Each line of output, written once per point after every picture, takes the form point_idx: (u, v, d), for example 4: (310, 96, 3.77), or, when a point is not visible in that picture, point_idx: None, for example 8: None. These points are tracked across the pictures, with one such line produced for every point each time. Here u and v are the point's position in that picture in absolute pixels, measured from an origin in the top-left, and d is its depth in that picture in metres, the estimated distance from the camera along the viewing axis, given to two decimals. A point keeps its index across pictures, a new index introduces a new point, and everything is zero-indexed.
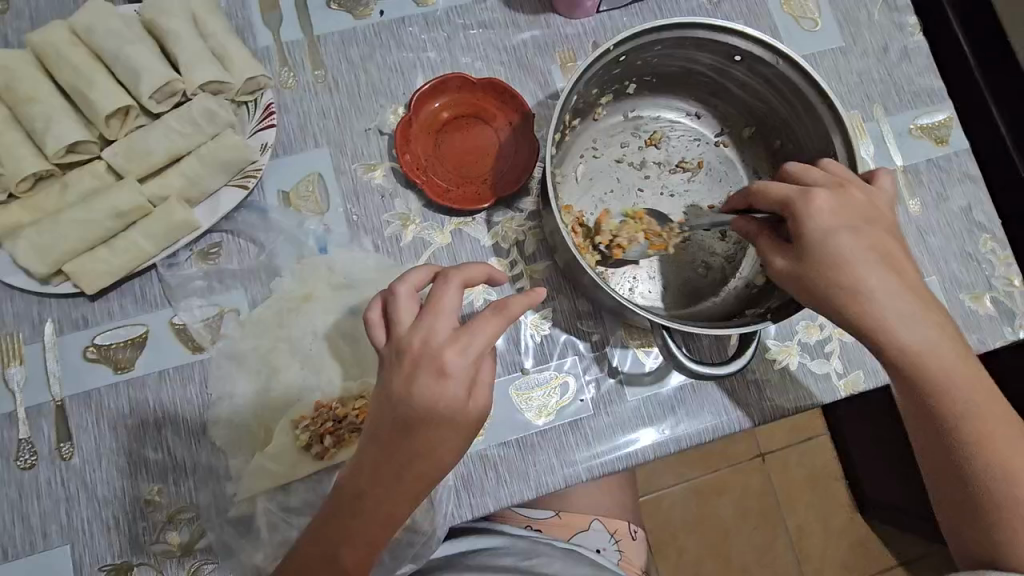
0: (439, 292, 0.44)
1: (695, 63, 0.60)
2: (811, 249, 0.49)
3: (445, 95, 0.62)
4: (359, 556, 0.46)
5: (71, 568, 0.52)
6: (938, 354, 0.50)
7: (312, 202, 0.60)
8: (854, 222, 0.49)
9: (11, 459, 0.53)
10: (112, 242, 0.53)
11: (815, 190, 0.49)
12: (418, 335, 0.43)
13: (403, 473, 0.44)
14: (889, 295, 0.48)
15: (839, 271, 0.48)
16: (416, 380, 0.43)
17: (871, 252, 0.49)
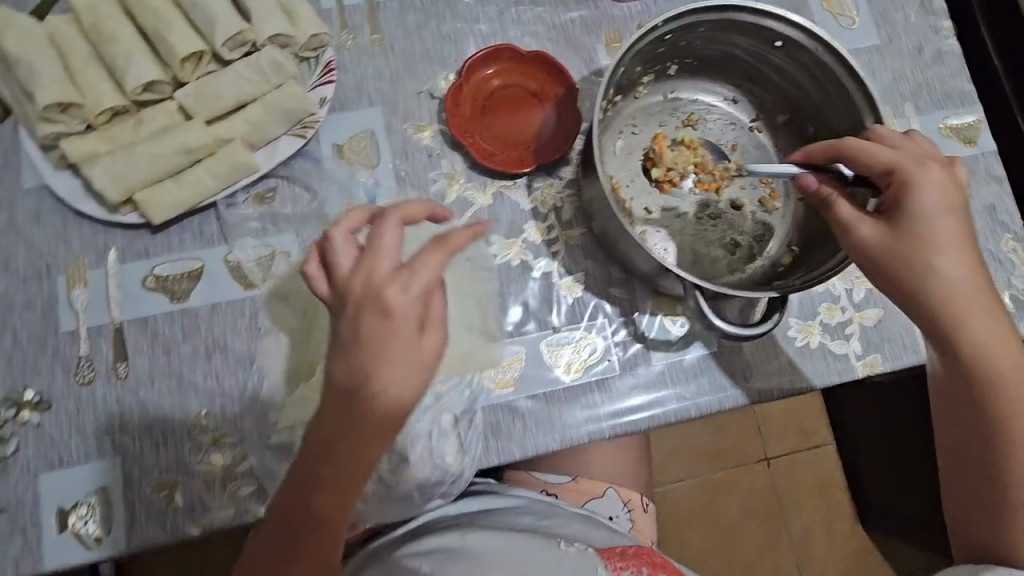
0: (378, 228, 0.41)
1: (735, 49, 0.62)
2: (906, 219, 0.52)
3: (499, 63, 0.65)
4: (335, 504, 0.44)
5: (121, 479, 0.55)
6: (986, 326, 0.54)
7: (364, 156, 0.63)
8: (950, 199, 0.53)
9: (72, 374, 0.57)
10: (179, 176, 0.57)
11: (924, 167, 0.53)
12: (359, 276, 0.40)
13: (356, 424, 0.41)
14: (963, 274, 0.53)
15: (927, 242, 0.52)
16: (359, 324, 0.40)
17: (959, 233, 0.53)
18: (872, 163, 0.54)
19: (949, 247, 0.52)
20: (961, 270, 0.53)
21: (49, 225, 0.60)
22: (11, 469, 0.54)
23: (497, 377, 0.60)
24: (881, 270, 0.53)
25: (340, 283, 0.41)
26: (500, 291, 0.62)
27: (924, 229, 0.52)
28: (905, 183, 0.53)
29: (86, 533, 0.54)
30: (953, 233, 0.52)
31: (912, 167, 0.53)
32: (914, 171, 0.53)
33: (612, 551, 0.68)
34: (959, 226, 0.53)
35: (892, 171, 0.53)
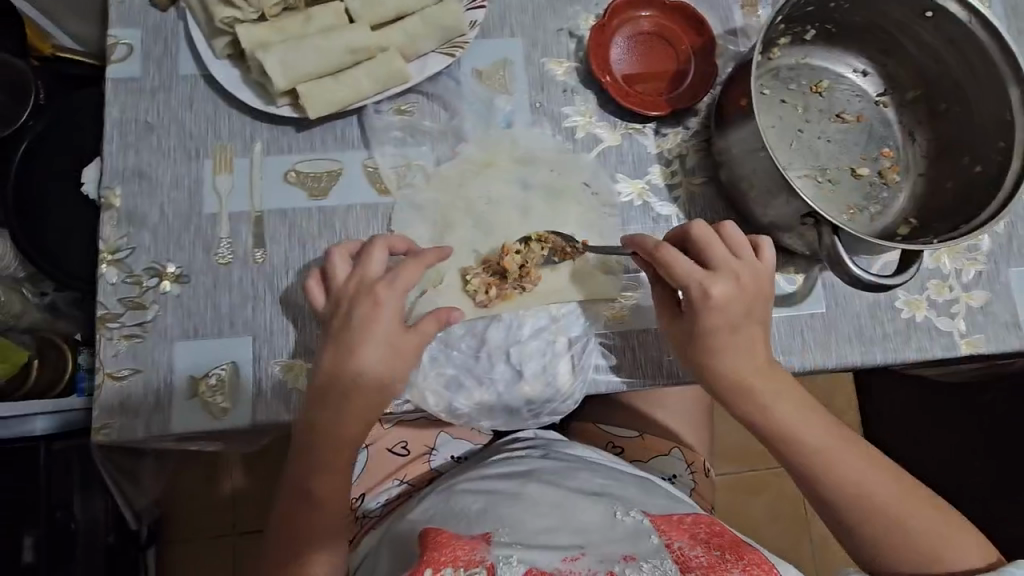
0: (366, 255, 0.54)
1: (882, 15, 0.64)
2: (698, 332, 0.55)
3: (652, 9, 0.66)
4: (327, 487, 0.55)
5: (249, 356, 0.57)
6: (849, 461, 0.56)
7: (502, 82, 0.65)
8: (733, 317, 0.55)
9: (212, 253, 0.59)
10: (340, 75, 0.60)
11: (714, 276, 0.55)
12: (354, 279, 0.54)
13: (343, 406, 0.52)
14: (740, 355, 0.55)
15: (740, 383, 0.56)
16: (354, 315, 0.53)
17: (746, 312, 0.55)
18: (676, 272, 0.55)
19: (779, 395, 0.56)
20: (811, 425, 0.57)
21: (200, 112, 0.62)
22: (150, 333, 0.57)
23: (612, 308, 0.61)
24: (726, 398, 0.57)
25: (335, 293, 0.54)
26: (622, 227, 0.64)
27: (752, 377, 0.56)
28: (704, 299, 0.54)
29: (215, 402, 0.56)
30: (781, 383, 0.56)
31: (741, 312, 0.55)
32: (723, 284, 0.54)
33: (672, 520, 0.56)
34: (786, 377, 0.57)
35: (708, 285, 0.54)
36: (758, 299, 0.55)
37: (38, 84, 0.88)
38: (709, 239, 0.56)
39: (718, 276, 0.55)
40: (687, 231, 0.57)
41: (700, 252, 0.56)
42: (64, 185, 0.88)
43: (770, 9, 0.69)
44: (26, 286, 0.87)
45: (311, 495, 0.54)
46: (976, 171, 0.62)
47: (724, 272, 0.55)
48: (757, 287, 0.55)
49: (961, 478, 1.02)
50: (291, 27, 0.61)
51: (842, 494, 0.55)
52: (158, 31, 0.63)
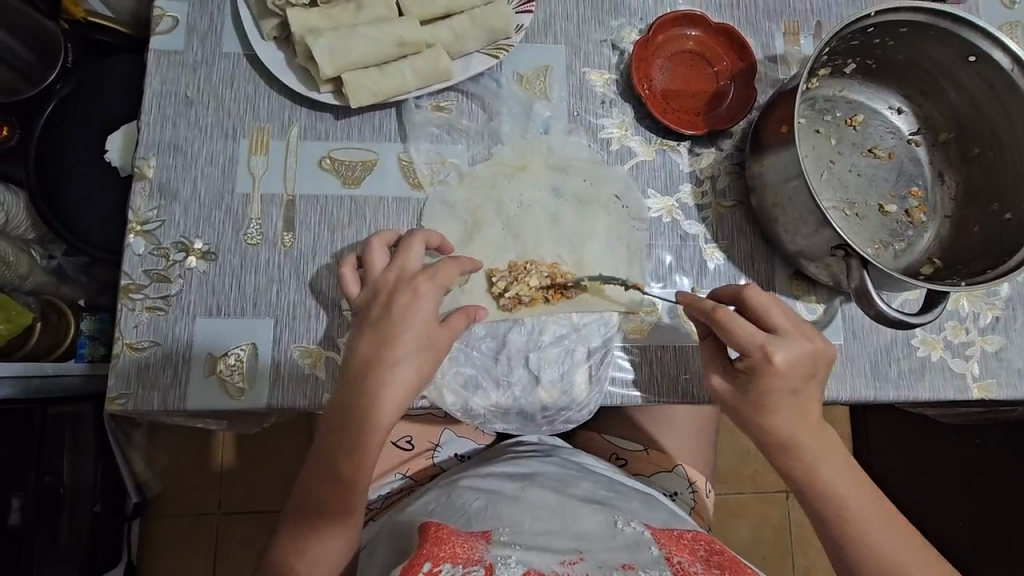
0: (406, 247, 0.55)
1: (924, 55, 0.64)
2: (756, 391, 0.54)
3: (700, 29, 0.67)
4: (349, 471, 0.53)
5: (269, 338, 0.57)
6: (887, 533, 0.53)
7: (541, 88, 0.66)
8: (791, 381, 0.53)
9: (241, 232, 0.59)
10: (384, 67, 0.61)
11: (774, 341, 0.53)
12: (394, 271, 0.55)
13: (365, 389, 0.52)
14: (789, 403, 0.54)
15: (791, 442, 0.55)
16: (394, 303, 0.54)
17: (802, 375, 0.54)
18: (735, 334, 0.53)
19: (826, 459, 0.55)
20: (858, 496, 0.54)
21: (240, 91, 0.62)
22: (172, 306, 0.57)
23: (633, 321, 0.61)
24: (773, 457, 0.56)
25: (375, 281, 0.55)
26: (649, 242, 0.64)
27: (803, 438, 0.55)
28: (765, 363, 0.53)
29: (231, 382, 0.56)
30: (832, 448, 0.55)
31: (804, 374, 0.54)
32: (785, 349, 0.53)
33: (671, 535, 0.53)
34: (838, 443, 0.56)
35: (770, 348, 0.53)
36: (819, 362, 0.54)
37: (69, 47, 0.88)
38: (770, 305, 0.55)
39: (777, 343, 0.53)
40: (742, 295, 0.55)
41: (758, 320, 0.55)
42: (85, 150, 0.87)
43: (811, 40, 0.70)
44: (34, 247, 0.86)
45: (332, 487, 0.54)
46: (1004, 218, 0.62)
47: (784, 337, 0.53)
48: (819, 349, 0.54)
49: (951, 518, 1.03)
50: (341, 15, 0.62)
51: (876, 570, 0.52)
52: (203, 7, 0.63)
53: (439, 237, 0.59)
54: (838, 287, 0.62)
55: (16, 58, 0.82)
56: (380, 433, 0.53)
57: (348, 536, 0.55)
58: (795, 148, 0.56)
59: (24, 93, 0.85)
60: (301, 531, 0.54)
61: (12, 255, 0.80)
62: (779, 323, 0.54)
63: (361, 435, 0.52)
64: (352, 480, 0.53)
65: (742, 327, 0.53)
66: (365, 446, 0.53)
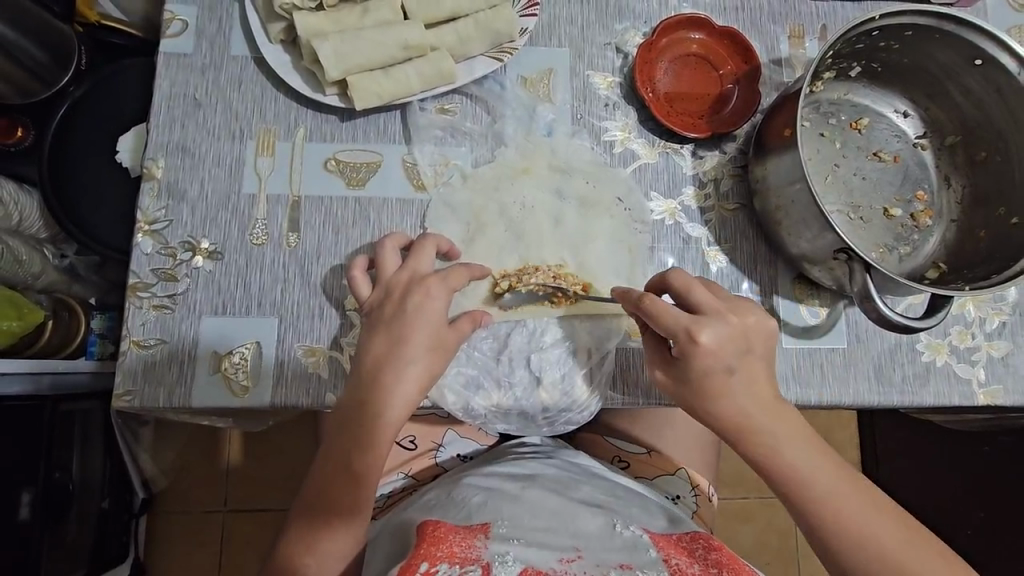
0: (418, 250, 0.56)
1: (930, 59, 0.64)
2: (694, 378, 0.53)
3: (705, 32, 0.67)
4: (362, 466, 0.53)
5: (275, 338, 0.58)
6: (852, 503, 0.51)
7: (545, 91, 0.66)
8: (723, 358, 0.52)
9: (248, 234, 0.60)
10: (389, 70, 0.61)
11: (700, 324, 0.52)
12: (406, 270, 0.55)
13: (377, 388, 0.53)
14: (741, 389, 0.53)
15: (746, 422, 0.53)
16: (407, 303, 0.54)
17: (731, 354, 0.52)
18: (662, 324, 0.52)
19: (786, 439, 0.53)
20: (828, 474, 0.52)
21: (248, 93, 0.63)
22: (178, 305, 0.58)
23: (635, 324, 0.61)
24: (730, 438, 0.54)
25: (387, 282, 0.56)
26: (652, 244, 0.64)
27: (762, 421, 0.53)
28: (691, 344, 0.52)
29: (237, 380, 0.57)
30: (790, 424, 0.53)
31: (733, 351, 0.52)
32: (711, 329, 0.52)
33: (669, 539, 0.53)
34: (804, 425, 0.54)
35: (694, 329, 0.52)
36: (751, 338, 0.53)
37: (81, 49, 0.89)
38: (692, 282, 0.54)
39: (705, 320, 0.52)
40: (664, 280, 0.55)
41: (682, 298, 0.54)
42: (97, 151, 0.89)
43: (817, 43, 0.70)
44: (47, 245, 0.88)
45: (344, 481, 0.54)
46: (1011, 222, 0.62)
47: (712, 315, 0.52)
48: (747, 325, 0.53)
49: (958, 527, 1.02)
50: (347, 19, 0.62)
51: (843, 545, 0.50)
52: (213, 10, 0.64)
53: (445, 241, 0.59)
54: (842, 291, 0.61)
55: (27, 58, 0.81)
56: (392, 429, 0.53)
57: (355, 530, 0.55)
58: (797, 152, 0.56)
59: (38, 95, 0.85)
60: (313, 525, 0.55)
61: (25, 254, 0.81)
62: (699, 305, 0.53)
63: (374, 430, 0.53)
64: (364, 474, 0.54)
65: (669, 315, 0.52)
66: (377, 443, 0.53)
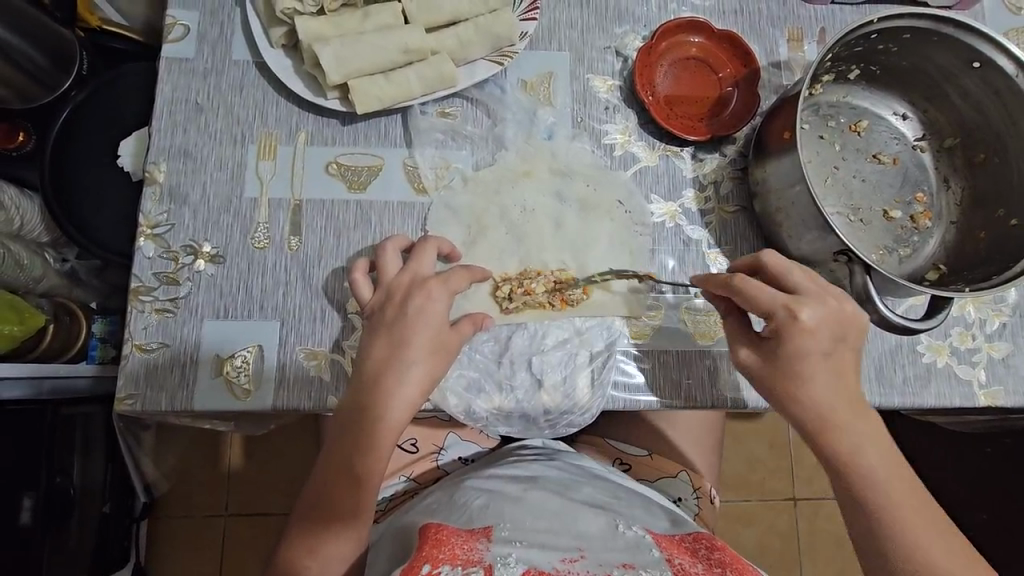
0: (419, 252, 0.56)
1: (928, 61, 0.64)
2: (784, 357, 0.53)
3: (704, 35, 0.67)
4: (364, 467, 0.54)
5: (276, 340, 0.58)
6: (918, 517, 0.51)
7: (546, 94, 0.66)
8: (819, 341, 0.52)
9: (249, 237, 0.60)
10: (390, 73, 0.62)
11: (800, 305, 0.52)
12: (408, 273, 0.56)
13: (381, 390, 0.53)
14: (830, 382, 0.53)
15: (825, 417, 0.53)
16: (407, 305, 0.54)
17: (829, 342, 0.52)
18: (761, 300, 0.52)
19: (869, 441, 0.52)
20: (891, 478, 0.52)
21: (249, 97, 0.63)
22: (180, 308, 0.58)
23: (635, 326, 0.62)
24: (810, 437, 0.54)
25: (388, 284, 0.56)
26: (652, 247, 0.64)
27: (847, 422, 0.53)
28: (787, 323, 0.52)
29: (238, 383, 0.57)
30: (869, 423, 0.53)
31: (827, 337, 0.52)
32: (811, 311, 0.52)
33: (672, 539, 0.54)
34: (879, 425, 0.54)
35: (792, 309, 0.52)
36: (849, 326, 0.53)
37: (82, 54, 0.89)
38: (788, 267, 0.54)
39: (803, 299, 0.52)
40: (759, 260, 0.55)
41: (778, 282, 0.54)
42: (98, 156, 0.89)
43: (815, 46, 0.70)
44: (48, 250, 0.88)
45: (346, 483, 0.54)
46: (1010, 223, 0.62)
47: (810, 296, 0.52)
48: (846, 312, 0.53)
49: (962, 529, 1.02)
50: (348, 24, 0.63)
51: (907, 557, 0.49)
52: (214, 15, 0.65)
53: (456, 253, 0.61)
54: None
55: (27, 61, 0.81)
56: (394, 433, 0.53)
57: (356, 535, 0.55)
58: (797, 154, 0.56)
59: (39, 98, 0.86)
60: (315, 529, 0.55)
61: (26, 259, 0.81)
62: (801, 288, 0.53)
63: (376, 434, 0.53)
64: (365, 477, 0.54)
65: (770, 294, 0.52)
66: (380, 446, 0.53)
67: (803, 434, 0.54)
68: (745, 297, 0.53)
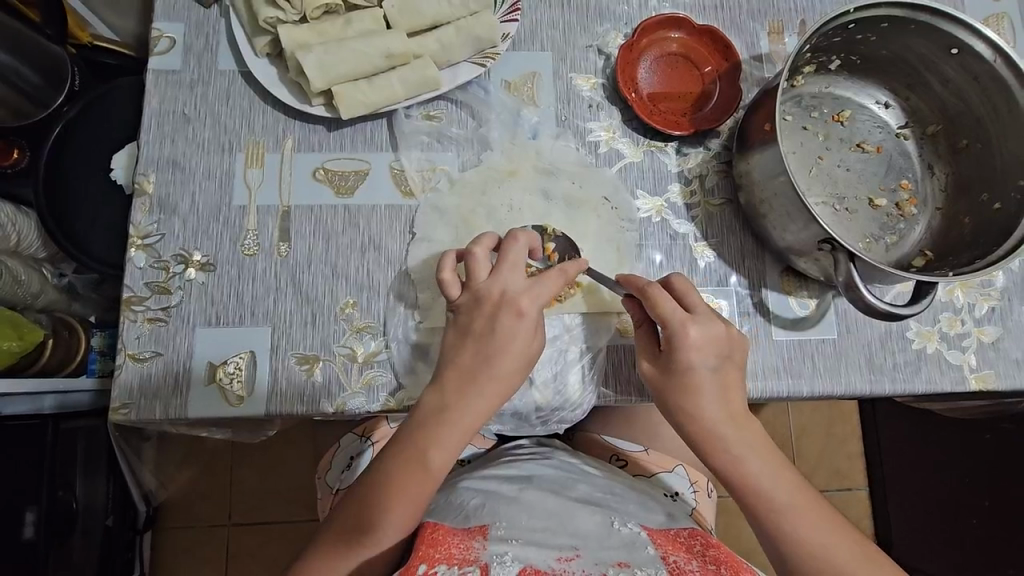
0: (513, 255, 0.54)
1: (907, 50, 0.65)
2: (678, 369, 0.53)
3: (684, 31, 0.67)
4: (444, 459, 0.51)
5: (268, 345, 0.59)
6: (812, 518, 0.50)
7: (529, 94, 0.67)
8: (705, 355, 0.53)
9: (239, 244, 0.61)
10: (374, 79, 0.63)
11: (689, 320, 0.53)
12: (497, 285, 0.53)
13: (470, 394, 0.51)
14: (717, 395, 0.53)
15: (712, 429, 0.53)
16: (496, 323, 0.52)
17: (713, 356, 0.53)
18: (654, 311, 0.53)
19: (754, 452, 0.52)
20: (783, 486, 0.51)
21: (236, 107, 0.64)
22: (172, 317, 0.59)
23: (626, 322, 0.62)
24: (696, 448, 0.54)
25: (476, 291, 0.53)
26: (639, 242, 0.65)
27: (729, 436, 0.52)
28: (680, 336, 0.53)
29: (231, 390, 0.57)
30: (755, 434, 0.53)
31: (715, 351, 0.53)
32: (700, 323, 0.53)
33: (668, 535, 0.54)
34: (766, 435, 0.54)
35: (684, 321, 0.53)
36: (733, 345, 0.54)
37: (75, 71, 0.90)
38: (690, 286, 0.55)
39: (695, 316, 0.53)
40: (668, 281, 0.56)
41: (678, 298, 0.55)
42: (91, 170, 0.89)
43: (796, 39, 0.70)
44: (45, 266, 0.89)
45: (416, 481, 0.50)
46: (994, 207, 0.63)
47: (701, 315, 0.54)
48: (730, 333, 0.54)
49: (965, 517, 1.02)
50: (332, 30, 0.63)
51: (799, 555, 0.49)
52: (200, 27, 0.65)
53: (588, 267, 0.56)
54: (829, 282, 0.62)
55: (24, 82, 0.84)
56: (454, 443, 0.51)
57: (392, 546, 0.51)
58: (778, 146, 0.56)
59: (33, 116, 0.88)
60: (348, 544, 0.51)
61: (24, 274, 0.82)
62: (691, 304, 0.54)
63: (436, 439, 0.51)
64: (405, 483, 0.50)
65: (666, 305, 0.53)
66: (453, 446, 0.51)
67: (689, 445, 0.55)
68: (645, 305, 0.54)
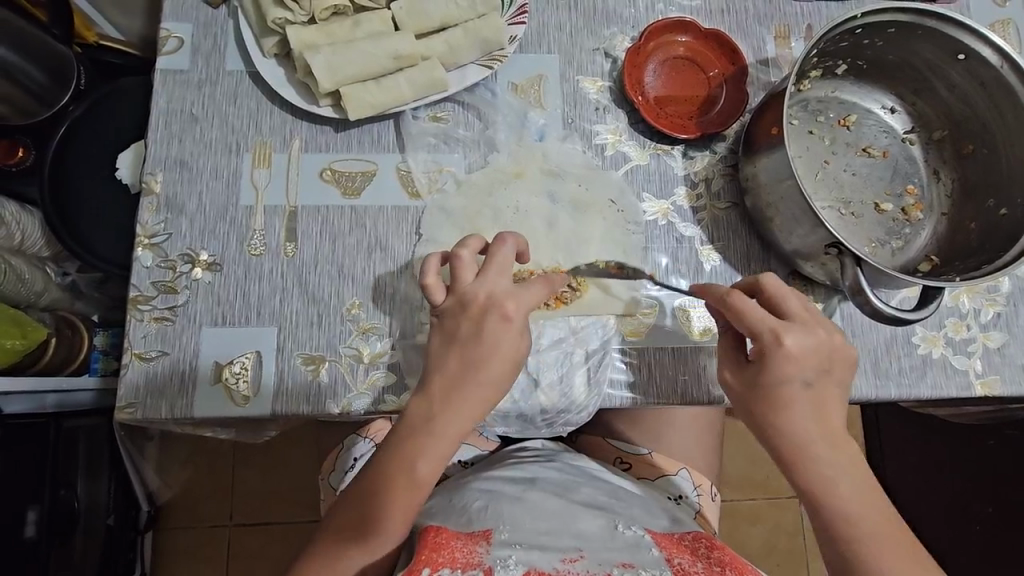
0: (498, 255, 0.52)
1: (914, 55, 0.65)
2: (767, 380, 0.51)
3: (691, 35, 0.68)
4: (432, 467, 0.50)
5: (273, 345, 0.59)
6: (891, 548, 0.48)
7: (536, 96, 0.67)
8: (802, 369, 0.51)
9: (245, 244, 0.61)
10: (382, 80, 0.63)
11: (785, 328, 0.51)
12: (485, 286, 0.51)
13: (463, 402, 0.50)
14: (815, 413, 0.51)
15: (803, 447, 0.51)
16: (484, 327, 0.51)
17: (815, 372, 0.51)
18: (748, 318, 0.52)
19: (843, 473, 0.50)
20: (867, 510, 0.49)
21: (243, 107, 0.64)
22: (178, 316, 0.59)
23: (631, 324, 0.62)
24: (785, 467, 0.52)
25: (458, 295, 0.52)
26: (645, 245, 0.65)
27: (824, 455, 0.50)
28: (774, 345, 0.51)
29: (236, 390, 0.57)
30: (852, 459, 0.51)
31: (816, 366, 0.51)
32: (795, 333, 0.51)
33: (671, 540, 0.53)
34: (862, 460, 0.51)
35: (779, 330, 0.51)
36: (834, 361, 0.52)
37: (80, 69, 0.90)
38: (787, 292, 0.53)
39: (790, 326, 0.51)
40: (757, 282, 0.54)
41: (771, 306, 0.53)
42: (96, 169, 0.89)
43: (802, 43, 0.71)
44: (49, 264, 0.89)
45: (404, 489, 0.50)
46: (1000, 213, 0.63)
47: (797, 325, 0.52)
48: (835, 344, 0.52)
49: (967, 523, 1.01)
50: (340, 31, 0.64)
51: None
52: (208, 27, 0.66)
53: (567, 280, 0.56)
54: (835, 285, 0.62)
55: (31, 82, 0.83)
56: (443, 451, 0.50)
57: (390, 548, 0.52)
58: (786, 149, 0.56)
59: (39, 115, 0.86)
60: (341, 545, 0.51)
61: (28, 273, 0.82)
62: (789, 312, 0.52)
63: (423, 448, 0.50)
64: (398, 485, 0.50)
65: (760, 314, 0.52)
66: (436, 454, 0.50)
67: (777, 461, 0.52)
68: (733, 312, 0.53)
